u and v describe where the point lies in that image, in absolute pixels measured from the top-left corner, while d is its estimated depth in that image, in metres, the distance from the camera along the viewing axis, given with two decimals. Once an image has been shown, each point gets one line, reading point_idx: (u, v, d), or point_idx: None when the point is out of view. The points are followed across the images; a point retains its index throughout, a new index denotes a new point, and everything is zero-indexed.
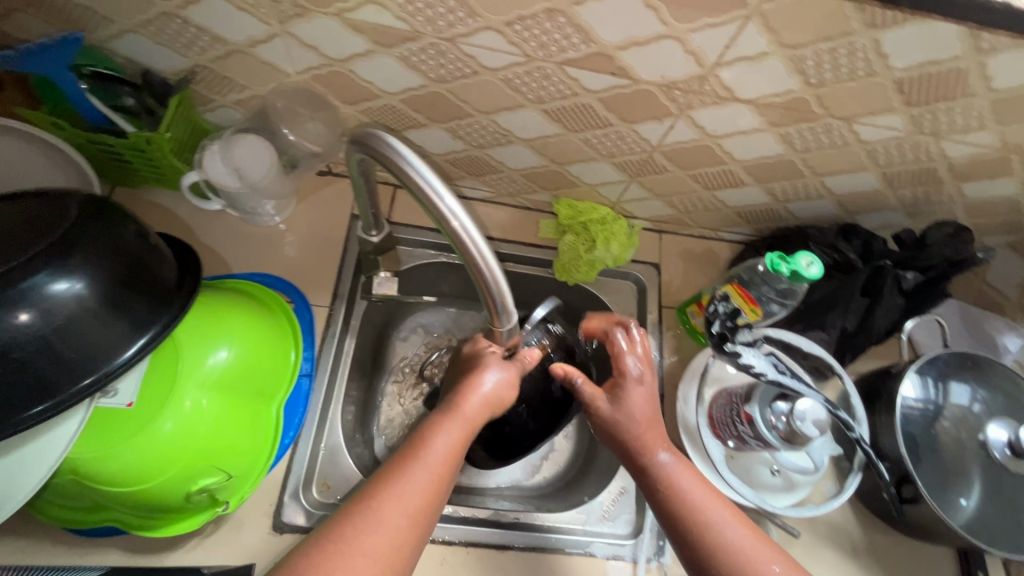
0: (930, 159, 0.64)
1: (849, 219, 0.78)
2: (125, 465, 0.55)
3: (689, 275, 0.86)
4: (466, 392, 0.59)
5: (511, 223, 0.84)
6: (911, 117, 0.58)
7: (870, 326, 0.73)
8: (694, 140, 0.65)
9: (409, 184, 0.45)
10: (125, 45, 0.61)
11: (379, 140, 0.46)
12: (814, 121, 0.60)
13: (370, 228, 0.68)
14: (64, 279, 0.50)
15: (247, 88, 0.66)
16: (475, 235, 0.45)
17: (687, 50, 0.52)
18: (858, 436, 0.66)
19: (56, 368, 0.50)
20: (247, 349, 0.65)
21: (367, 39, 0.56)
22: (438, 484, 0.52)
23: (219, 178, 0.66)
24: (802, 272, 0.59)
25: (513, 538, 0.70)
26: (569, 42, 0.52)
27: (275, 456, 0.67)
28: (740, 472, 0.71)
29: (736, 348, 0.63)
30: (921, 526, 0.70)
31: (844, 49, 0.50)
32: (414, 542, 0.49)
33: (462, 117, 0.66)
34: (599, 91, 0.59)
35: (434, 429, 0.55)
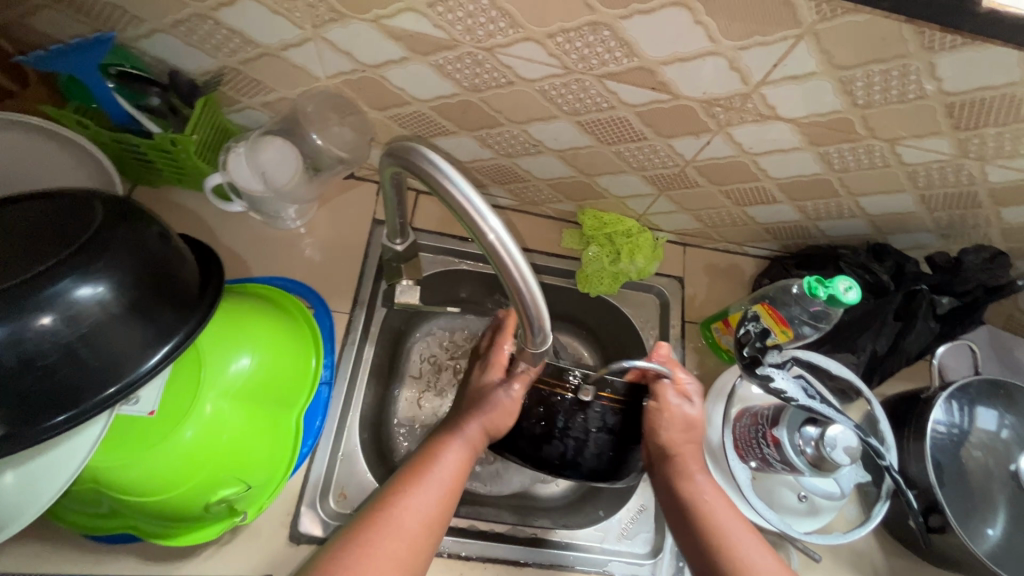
0: (972, 183, 0.63)
1: (880, 239, 0.76)
2: (146, 475, 0.54)
3: (714, 290, 0.85)
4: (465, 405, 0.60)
5: (535, 232, 0.83)
6: (958, 141, 0.56)
7: (902, 348, 0.72)
8: (730, 157, 0.64)
9: (448, 201, 0.43)
10: (154, 45, 0.59)
11: (417, 154, 0.44)
12: (856, 142, 0.58)
13: (394, 236, 0.65)
14: (88, 284, 0.48)
15: (275, 90, 0.65)
16: (514, 252, 0.43)
17: (733, 67, 0.50)
18: (888, 463, 0.64)
19: (79, 376, 0.49)
20: (268, 356, 0.64)
21: (402, 46, 0.54)
22: (448, 498, 0.56)
23: (244, 182, 0.65)
24: (840, 297, 0.57)
25: (530, 555, 0.69)
26: (611, 55, 0.51)
27: (295, 464, 0.66)
28: (764, 494, 0.70)
29: (766, 371, 0.62)
30: (947, 555, 0.69)
31: (897, 71, 0.48)
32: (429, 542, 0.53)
33: (493, 126, 0.65)
34: (636, 105, 0.57)
35: (440, 448, 0.58)
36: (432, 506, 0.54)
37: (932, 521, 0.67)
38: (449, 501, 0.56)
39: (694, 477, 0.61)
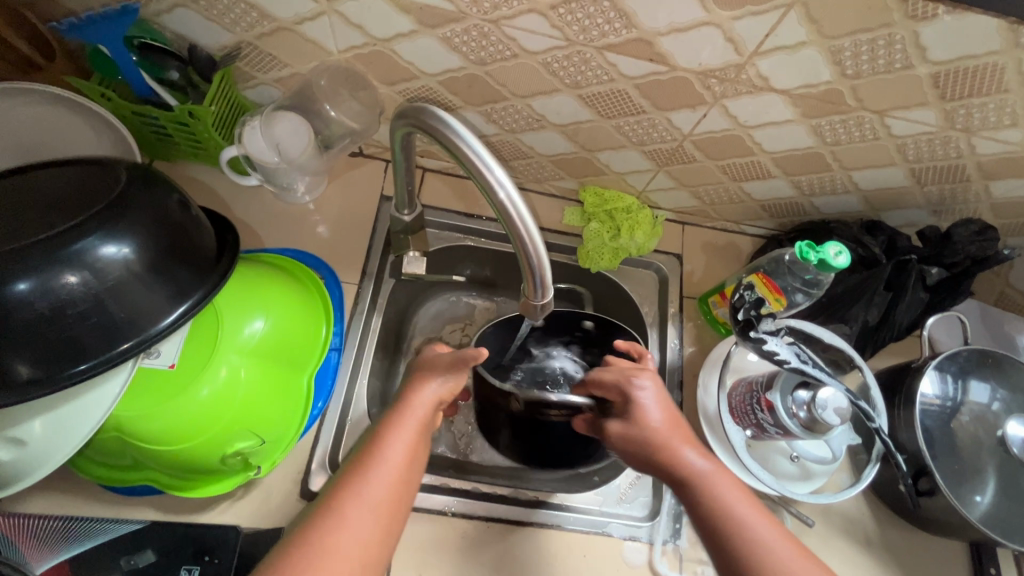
0: (960, 155, 0.65)
1: (874, 215, 0.78)
2: (164, 427, 0.57)
3: (711, 267, 0.87)
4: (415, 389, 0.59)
5: (537, 209, 0.86)
6: (944, 112, 0.58)
7: (892, 319, 0.74)
8: (726, 130, 0.66)
9: (459, 156, 0.46)
10: (175, 20, 0.62)
11: (429, 113, 0.47)
12: (847, 114, 0.61)
13: (402, 208, 0.68)
14: (113, 243, 0.51)
15: (289, 65, 0.67)
16: (520, 208, 0.46)
17: (727, 38, 0.53)
18: (878, 426, 0.66)
19: (102, 329, 0.52)
20: (281, 320, 0.66)
21: (412, 19, 0.57)
22: (403, 475, 0.51)
23: (258, 153, 0.68)
24: (830, 261, 0.59)
25: (532, 516, 0.71)
26: (611, 27, 0.54)
27: (305, 426, 0.69)
28: (758, 460, 0.72)
29: (760, 335, 0.64)
30: (936, 519, 0.70)
31: (883, 40, 0.51)
32: (390, 532, 0.49)
33: (497, 100, 0.67)
34: (636, 78, 0.60)
35: (389, 427, 0.54)
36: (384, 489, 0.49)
37: (921, 485, 0.69)
38: (403, 489, 0.51)
39: (686, 456, 0.55)
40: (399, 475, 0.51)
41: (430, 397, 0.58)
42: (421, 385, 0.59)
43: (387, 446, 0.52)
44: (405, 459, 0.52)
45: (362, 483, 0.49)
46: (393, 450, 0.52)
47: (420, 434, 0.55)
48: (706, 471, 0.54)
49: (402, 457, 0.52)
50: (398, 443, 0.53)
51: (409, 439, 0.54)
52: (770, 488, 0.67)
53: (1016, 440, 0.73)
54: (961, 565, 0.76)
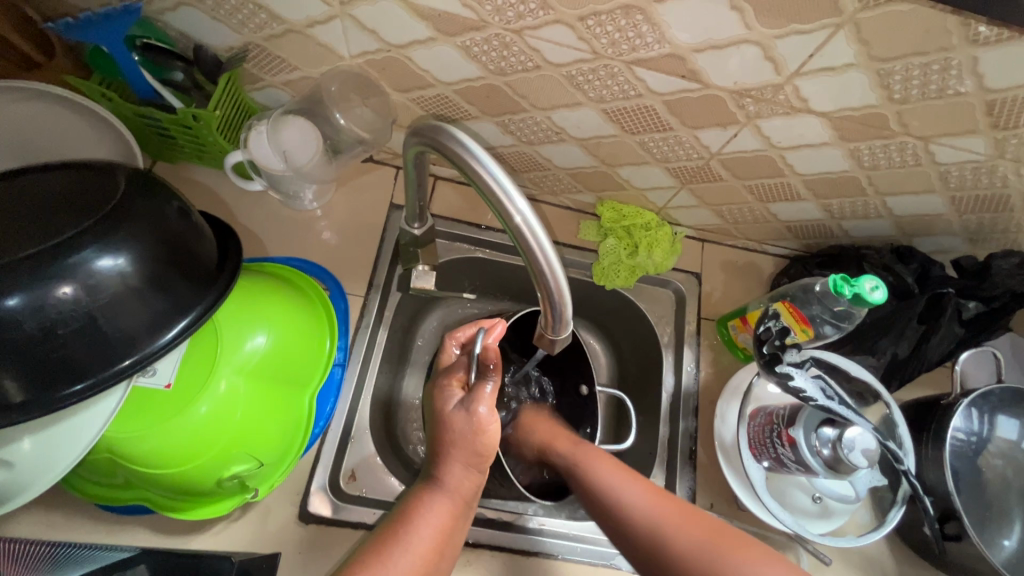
0: (1005, 185, 0.61)
1: (905, 241, 0.75)
2: (160, 448, 0.54)
3: (730, 288, 0.84)
4: (452, 460, 0.54)
5: (552, 222, 0.83)
6: (994, 141, 0.55)
7: (924, 353, 0.70)
8: (756, 150, 0.62)
9: (477, 184, 0.43)
10: (180, 19, 0.59)
11: (447, 134, 0.44)
12: (888, 139, 0.57)
13: (412, 220, 0.65)
14: (109, 255, 0.48)
15: (298, 69, 0.64)
16: (540, 236, 0.43)
17: (767, 57, 0.49)
18: (906, 468, 0.64)
19: (95, 346, 0.49)
20: (284, 336, 0.63)
21: (429, 26, 0.54)
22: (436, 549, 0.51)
23: (264, 160, 0.65)
24: (865, 296, 0.55)
25: (536, 545, 0.69)
26: (642, 41, 0.50)
27: (306, 445, 0.67)
28: (776, 494, 0.70)
29: (787, 369, 0.62)
30: (961, 564, 0.67)
31: (937, 65, 0.47)
32: None
33: (516, 112, 0.64)
34: (665, 94, 0.56)
35: (420, 509, 0.52)
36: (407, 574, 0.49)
37: (947, 529, 0.66)
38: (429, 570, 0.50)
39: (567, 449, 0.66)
40: (427, 556, 0.50)
41: (470, 447, 0.53)
42: (468, 431, 0.53)
43: (418, 523, 0.51)
44: (437, 542, 0.51)
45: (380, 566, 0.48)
46: (423, 534, 0.51)
47: (452, 517, 0.53)
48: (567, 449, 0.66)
49: (434, 534, 0.51)
50: (428, 524, 0.51)
51: (443, 520, 0.52)
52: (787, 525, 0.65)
53: None
54: None
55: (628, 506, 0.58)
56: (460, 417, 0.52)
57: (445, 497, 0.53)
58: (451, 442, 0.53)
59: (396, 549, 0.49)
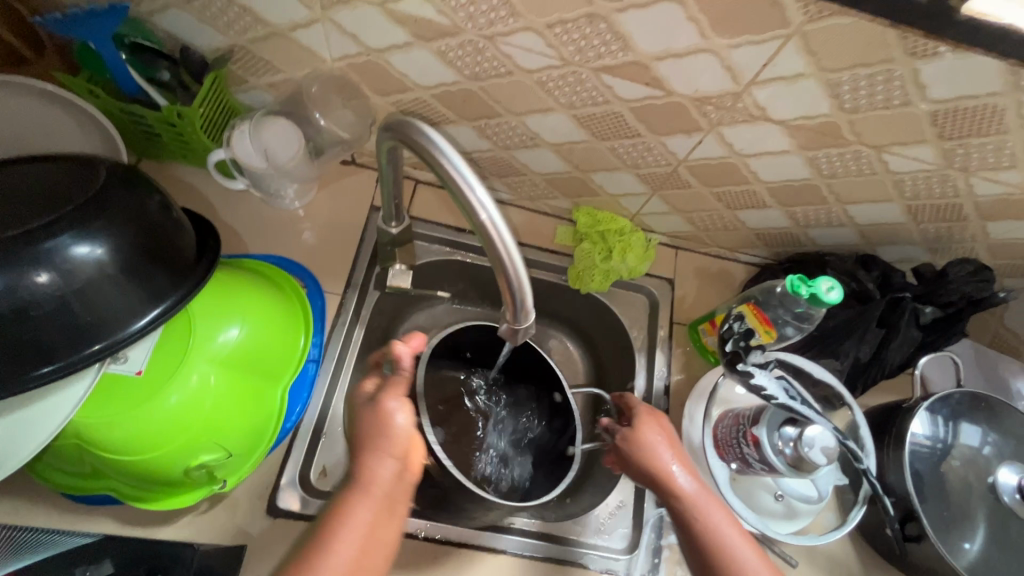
0: (957, 195, 0.64)
1: (869, 250, 0.77)
2: (128, 436, 0.55)
3: (703, 294, 0.86)
4: (367, 459, 0.53)
5: (530, 227, 0.85)
6: (942, 151, 0.58)
7: (884, 356, 0.72)
8: (721, 157, 0.65)
9: (444, 177, 0.45)
10: (168, 20, 0.61)
11: (417, 128, 0.46)
12: (844, 147, 0.60)
13: (388, 220, 0.66)
14: (86, 243, 0.49)
15: (281, 71, 0.66)
16: (502, 230, 0.45)
17: (724, 66, 0.52)
18: (865, 467, 0.65)
19: (69, 330, 0.50)
20: (258, 329, 0.64)
21: (406, 31, 0.56)
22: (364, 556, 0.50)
23: (246, 159, 0.67)
24: (821, 296, 0.57)
25: (506, 544, 0.69)
26: (607, 49, 0.53)
27: (276, 439, 0.67)
28: (741, 494, 0.71)
29: (748, 368, 0.64)
30: (923, 566, 0.68)
31: (882, 76, 0.50)
32: None
33: (492, 116, 0.66)
34: (631, 101, 0.59)
35: (338, 516, 0.51)
36: None
37: (908, 529, 0.67)
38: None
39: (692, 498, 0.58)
40: (353, 560, 0.49)
41: (386, 445, 0.54)
42: (380, 428, 0.55)
43: (336, 533, 0.50)
44: (359, 548, 0.50)
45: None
46: (342, 541, 0.49)
47: (380, 517, 0.52)
48: (694, 499, 0.58)
49: (354, 545, 0.50)
50: (356, 529, 0.50)
51: (362, 521, 0.51)
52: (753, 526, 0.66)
53: (1008, 488, 0.71)
54: None
55: None
56: (368, 413, 0.55)
57: (368, 497, 0.52)
58: (368, 441, 0.54)
59: (314, 561, 0.48)
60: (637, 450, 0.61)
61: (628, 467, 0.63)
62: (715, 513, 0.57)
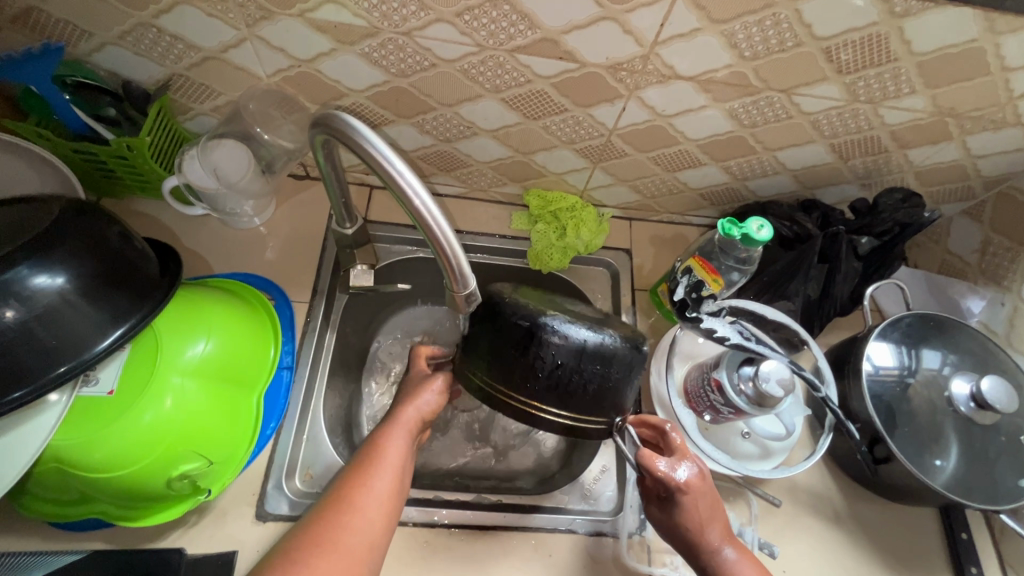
0: (872, 127, 0.68)
1: (808, 194, 0.81)
2: (107, 455, 0.56)
3: (660, 259, 0.89)
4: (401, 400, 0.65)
5: (485, 216, 0.88)
6: (846, 86, 0.61)
7: (833, 292, 0.75)
8: (647, 121, 0.69)
9: (372, 165, 0.48)
10: (107, 58, 0.65)
11: (343, 123, 0.49)
12: (756, 95, 0.63)
13: (343, 221, 0.70)
14: (45, 273, 0.52)
15: (222, 93, 0.70)
16: (436, 214, 0.49)
17: (626, 30, 0.56)
18: (824, 396, 0.67)
19: (36, 356, 0.52)
20: (227, 341, 0.66)
21: (330, 38, 0.60)
22: (394, 495, 0.58)
23: (198, 180, 0.69)
24: (753, 235, 0.60)
25: (495, 519, 0.70)
26: (516, 29, 0.56)
27: (257, 447, 0.69)
28: (716, 442, 0.73)
29: (698, 315, 0.68)
30: (899, 486, 0.70)
31: (770, 21, 0.54)
32: (390, 522, 0.57)
33: (427, 111, 0.70)
34: (551, 77, 0.62)
35: (382, 439, 0.62)
36: (386, 485, 0.58)
37: (877, 452, 0.70)
38: (399, 488, 0.59)
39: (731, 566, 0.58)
40: (398, 472, 0.60)
41: (412, 413, 0.64)
42: (406, 401, 0.65)
43: (385, 451, 0.60)
44: (401, 464, 0.60)
45: (364, 477, 0.58)
46: (391, 457, 0.60)
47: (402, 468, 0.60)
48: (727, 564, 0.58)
49: (396, 467, 0.60)
50: (393, 453, 0.61)
51: (404, 442, 0.62)
52: (728, 469, 0.69)
53: (963, 398, 0.71)
54: (932, 532, 0.76)
55: None
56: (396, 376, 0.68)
57: (401, 425, 0.63)
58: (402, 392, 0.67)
59: (372, 468, 0.59)
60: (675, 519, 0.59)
61: (660, 523, 0.61)
62: None
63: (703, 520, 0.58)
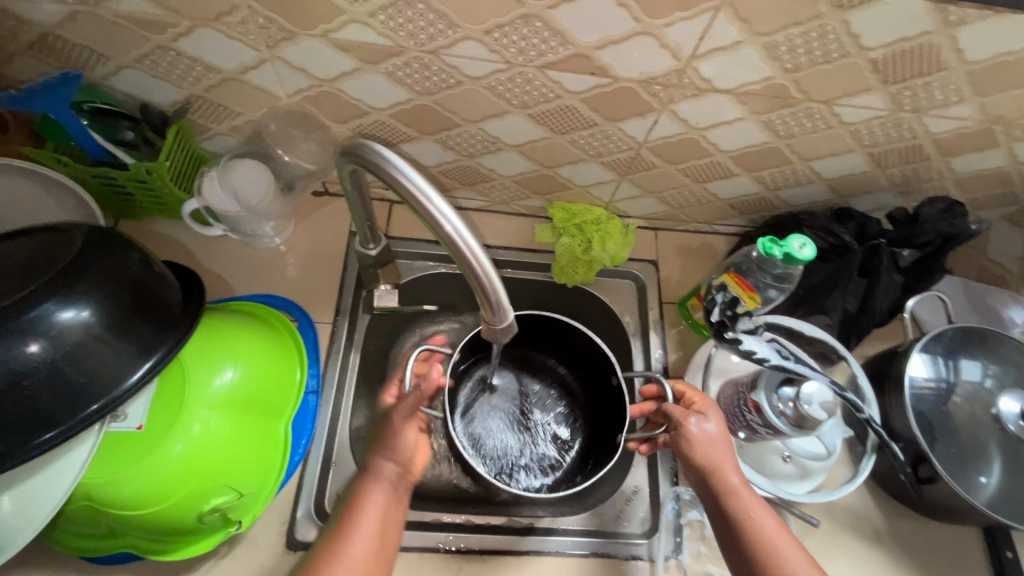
0: (914, 136, 0.65)
1: (842, 203, 0.78)
2: (139, 490, 0.55)
3: (687, 270, 0.87)
4: (377, 454, 0.58)
5: (507, 230, 0.86)
6: (891, 96, 0.59)
7: (872, 305, 0.73)
8: (679, 134, 0.66)
9: (408, 199, 0.46)
10: (123, 81, 0.63)
11: (376, 154, 0.47)
12: (795, 106, 0.61)
13: (366, 242, 0.68)
14: (71, 307, 0.50)
15: (241, 114, 0.68)
16: (468, 238, 0.46)
17: (662, 45, 0.53)
18: (867, 416, 0.65)
19: (65, 394, 0.50)
20: (253, 368, 0.65)
21: (353, 58, 0.58)
22: (370, 566, 0.54)
23: (219, 204, 0.68)
24: (795, 254, 0.58)
25: (527, 544, 0.69)
26: (547, 46, 0.54)
27: (286, 474, 0.68)
28: (753, 461, 0.71)
29: (736, 335, 0.64)
30: (942, 506, 0.68)
31: (816, 32, 0.51)
32: None
33: (451, 127, 0.68)
34: (582, 92, 0.60)
35: (359, 503, 0.56)
36: (359, 557, 0.53)
37: (921, 472, 0.67)
38: (379, 556, 0.55)
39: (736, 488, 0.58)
40: (375, 539, 0.55)
41: (389, 472, 0.57)
42: (382, 457, 0.58)
43: (358, 521, 0.55)
44: (378, 529, 0.55)
45: (335, 553, 0.53)
46: (365, 523, 0.55)
47: (391, 500, 0.57)
48: (736, 492, 0.57)
49: (372, 535, 0.55)
50: (366, 522, 0.55)
51: (381, 505, 0.56)
52: (766, 493, 0.67)
53: (1011, 416, 0.71)
54: (974, 551, 0.74)
55: None
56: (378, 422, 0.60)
57: (379, 484, 0.57)
58: (382, 440, 0.59)
59: (341, 541, 0.54)
60: (691, 450, 0.60)
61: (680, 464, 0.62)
62: (765, 518, 0.56)
63: (718, 449, 0.59)
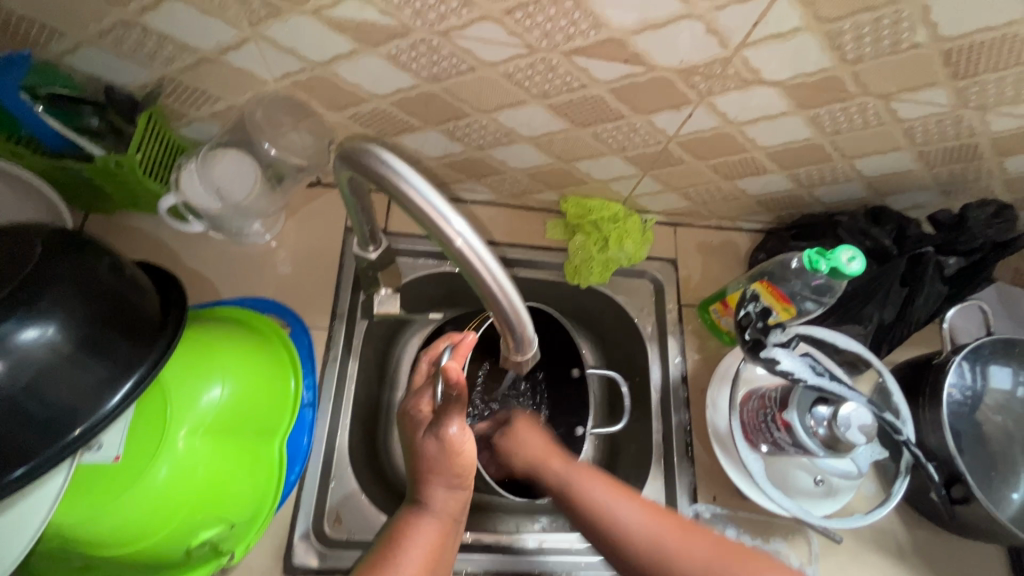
0: (972, 134, 0.59)
1: (879, 202, 0.73)
2: (120, 525, 0.50)
3: (708, 269, 0.81)
4: (431, 481, 0.52)
5: (517, 225, 0.79)
6: (956, 91, 0.52)
7: (910, 315, 0.69)
8: (714, 128, 0.60)
9: (426, 224, 0.40)
10: (82, 60, 0.55)
11: (389, 168, 0.40)
12: (848, 101, 0.54)
13: (365, 244, 0.59)
14: (34, 326, 0.42)
15: (222, 98, 0.60)
16: (484, 254, 0.40)
17: (710, 31, 0.46)
18: (905, 438, 0.62)
19: (30, 426, 0.43)
20: (244, 384, 0.59)
21: (350, 39, 0.50)
22: None
23: (198, 201, 0.61)
24: (842, 268, 0.54)
25: (542, 565, 0.67)
26: (577, 28, 0.47)
27: (282, 496, 0.63)
28: (777, 479, 0.68)
29: (771, 353, 0.59)
30: (974, 527, 0.65)
31: (887, 19, 0.45)
32: None
33: (459, 117, 0.60)
34: (610, 81, 0.53)
35: (402, 539, 0.50)
36: None
37: (955, 492, 0.64)
38: None
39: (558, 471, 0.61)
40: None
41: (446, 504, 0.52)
42: (437, 485, 0.52)
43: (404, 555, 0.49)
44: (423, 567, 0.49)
45: None
46: (410, 559, 0.49)
47: (439, 536, 0.51)
48: (568, 481, 0.59)
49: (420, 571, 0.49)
50: (412, 555, 0.49)
51: (429, 541, 0.51)
52: (788, 512, 0.62)
53: None
54: (998, 566, 0.72)
55: (653, 547, 0.52)
56: (431, 445, 0.51)
57: (430, 515, 0.52)
58: (431, 467, 0.52)
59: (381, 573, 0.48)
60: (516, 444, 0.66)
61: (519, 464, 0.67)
62: (595, 488, 0.57)
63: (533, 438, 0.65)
